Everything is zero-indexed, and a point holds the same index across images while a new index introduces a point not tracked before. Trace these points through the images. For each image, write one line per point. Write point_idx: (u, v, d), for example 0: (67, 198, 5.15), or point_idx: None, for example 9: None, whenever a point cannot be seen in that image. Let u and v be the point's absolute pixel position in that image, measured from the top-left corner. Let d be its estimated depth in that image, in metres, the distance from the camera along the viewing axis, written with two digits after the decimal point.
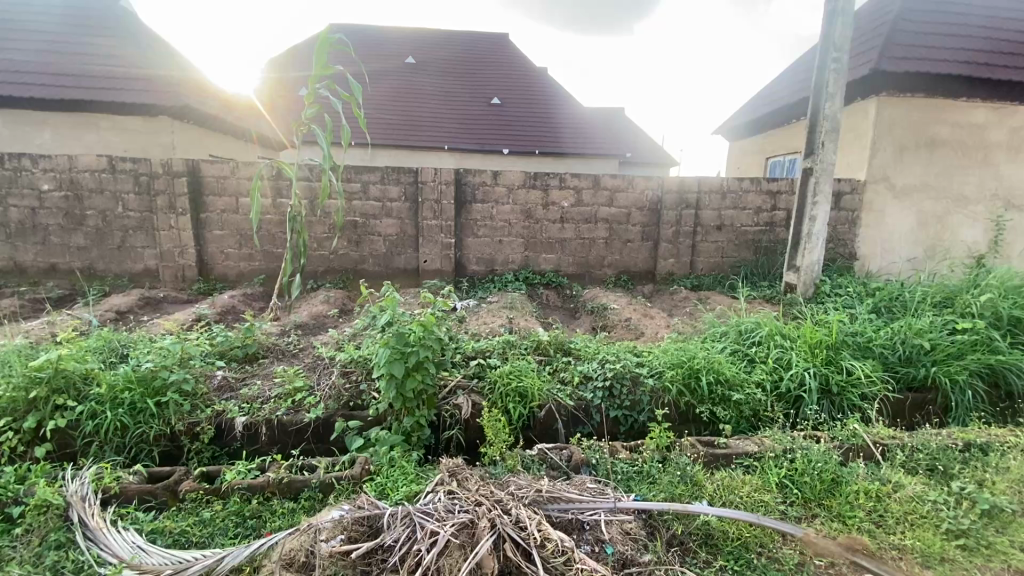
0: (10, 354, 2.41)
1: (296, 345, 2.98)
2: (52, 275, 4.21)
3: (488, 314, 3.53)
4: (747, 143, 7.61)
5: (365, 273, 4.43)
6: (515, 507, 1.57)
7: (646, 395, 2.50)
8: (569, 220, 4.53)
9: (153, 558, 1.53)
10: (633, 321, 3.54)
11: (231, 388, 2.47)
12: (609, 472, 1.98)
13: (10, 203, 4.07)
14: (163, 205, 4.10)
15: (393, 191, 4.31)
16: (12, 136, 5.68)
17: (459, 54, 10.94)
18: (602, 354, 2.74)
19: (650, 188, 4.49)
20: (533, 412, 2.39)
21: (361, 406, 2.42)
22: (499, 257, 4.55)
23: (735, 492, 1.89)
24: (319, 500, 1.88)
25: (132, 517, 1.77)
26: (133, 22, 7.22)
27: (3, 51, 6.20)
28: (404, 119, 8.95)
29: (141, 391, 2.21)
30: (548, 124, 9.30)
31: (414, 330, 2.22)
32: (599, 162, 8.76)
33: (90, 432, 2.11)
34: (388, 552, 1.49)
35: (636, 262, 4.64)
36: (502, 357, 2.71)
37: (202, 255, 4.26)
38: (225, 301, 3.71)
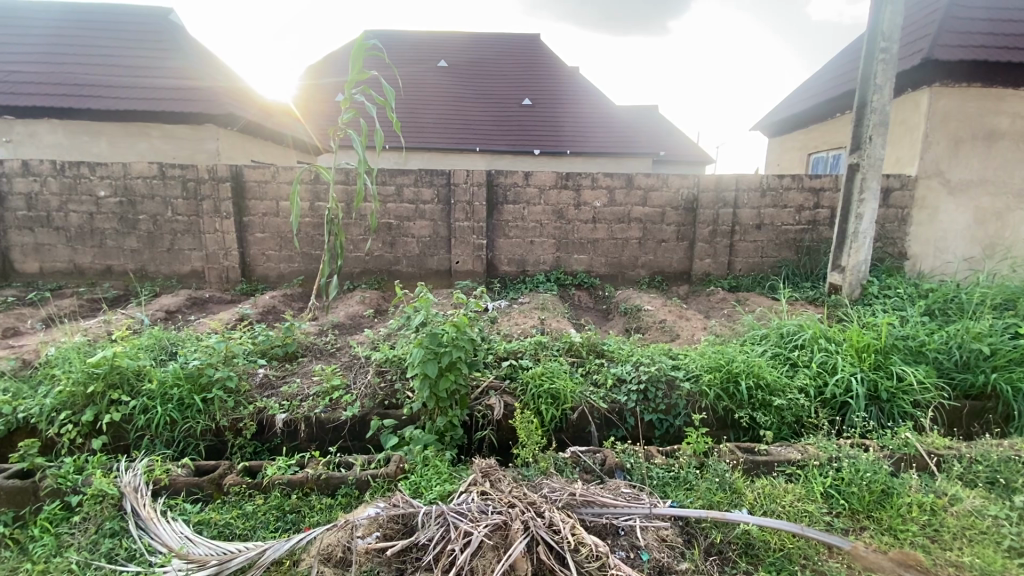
0: (70, 350, 2.56)
1: (333, 343, 3.05)
2: (108, 276, 4.45)
3: (520, 315, 3.52)
4: (788, 138, 7.34)
5: (399, 274, 4.51)
6: (548, 510, 1.56)
7: (682, 399, 2.44)
8: (601, 220, 4.47)
9: (199, 549, 1.59)
10: (668, 323, 3.47)
11: (273, 385, 2.55)
12: (644, 477, 1.94)
13: (71, 209, 4.33)
14: (209, 209, 4.28)
15: (426, 194, 4.36)
16: (72, 145, 6.03)
17: (489, 56, 10.97)
18: (636, 356, 2.69)
19: (685, 186, 4.39)
20: (566, 414, 2.37)
21: (395, 404, 2.45)
22: (531, 258, 4.54)
23: (777, 501, 1.82)
24: (356, 497, 1.92)
25: (180, 508, 1.86)
26: (182, 35, 7.58)
27: (63, 66, 6.61)
28: (436, 122, 9.04)
29: (188, 388, 2.31)
30: (579, 124, 9.24)
31: (448, 330, 2.23)
32: (631, 161, 8.63)
33: (142, 426, 2.22)
34: (423, 550, 1.51)
35: (670, 263, 4.54)
36: (534, 357, 2.70)
37: (245, 257, 4.42)
38: (266, 301, 3.84)
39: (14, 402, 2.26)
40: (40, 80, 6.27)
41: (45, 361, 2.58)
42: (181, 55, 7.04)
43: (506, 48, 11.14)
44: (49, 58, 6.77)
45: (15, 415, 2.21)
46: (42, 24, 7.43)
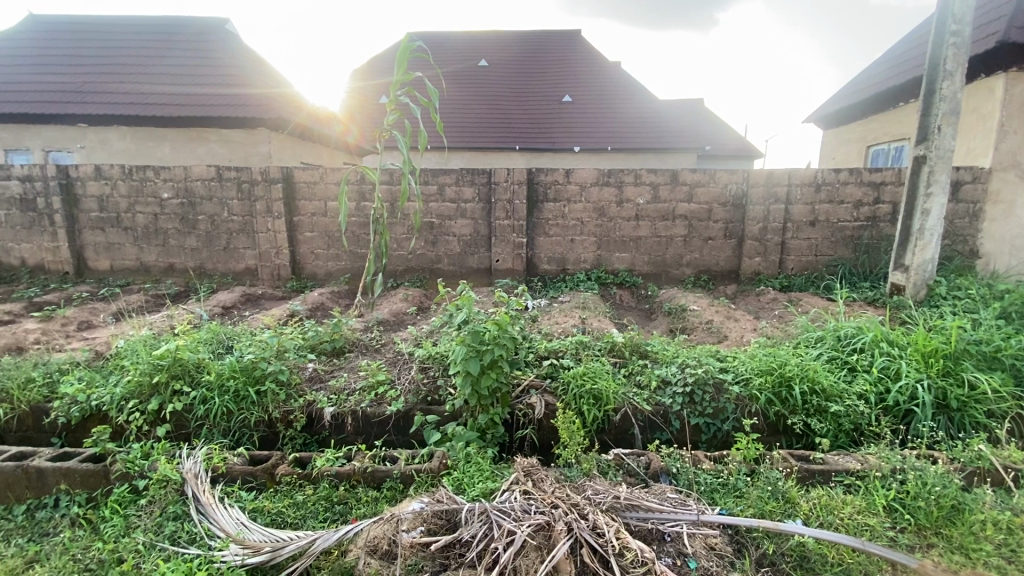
0: (137, 343, 2.73)
1: (378, 339, 3.12)
2: (171, 273, 4.73)
3: (560, 314, 3.49)
4: (845, 130, 6.96)
5: (441, 272, 4.56)
6: (592, 512, 1.54)
7: (731, 403, 2.35)
8: (644, 217, 4.38)
9: (254, 535, 1.66)
10: (715, 324, 3.36)
11: (321, 379, 2.63)
12: (691, 483, 1.88)
13: (137, 210, 4.62)
14: (262, 209, 4.47)
15: (468, 193, 4.40)
16: (138, 150, 6.45)
17: (530, 53, 10.94)
18: (681, 357, 2.61)
19: (733, 182, 4.24)
20: (608, 416, 2.33)
21: (438, 400, 2.48)
22: (571, 256, 4.50)
23: (835, 513, 1.73)
24: (401, 491, 1.95)
25: (236, 495, 1.94)
26: (237, 44, 7.97)
27: (131, 76, 7.09)
28: (477, 121, 9.10)
29: (243, 380, 2.41)
30: (621, 120, 9.08)
31: (489, 328, 2.24)
32: (675, 157, 8.41)
33: (201, 416, 2.34)
34: (466, 547, 1.52)
35: (717, 261, 4.40)
36: (576, 357, 2.66)
37: (295, 255, 4.59)
38: (315, 298, 3.98)
39: (88, 390, 2.44)
40: (110, 89, 6.75)
41: (116, 353, 2.77)
42: (237, 63, 7.41)
43: (546, 45, 11.07)
44: (120, 69, 7.26)
45: (90, 402, 2.37)
46: (110, 36, 7.99)
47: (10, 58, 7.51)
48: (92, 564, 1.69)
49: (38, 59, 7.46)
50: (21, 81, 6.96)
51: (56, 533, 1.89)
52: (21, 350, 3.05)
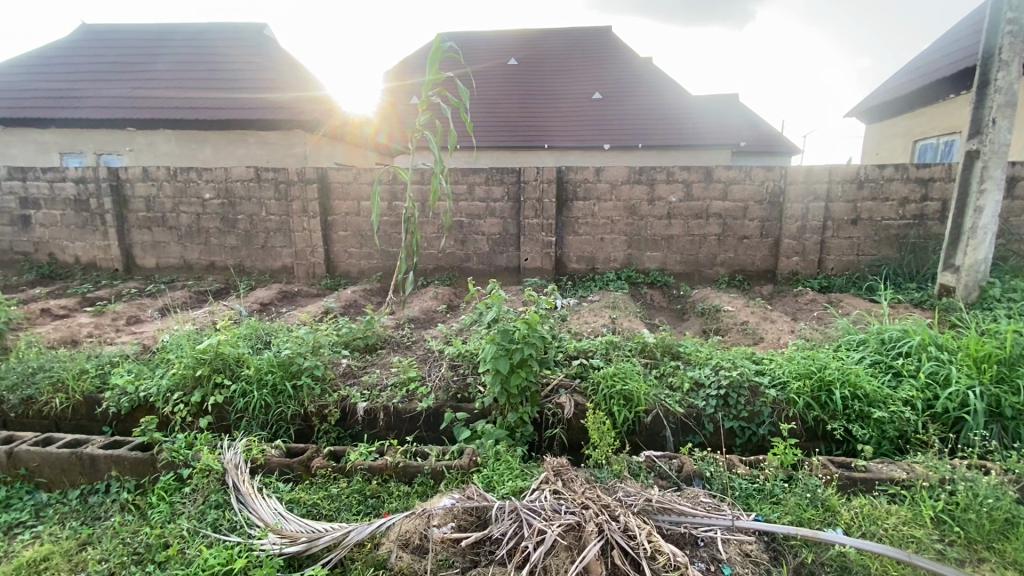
0: (182, 338, 2.85)
1: (409, 337, 3.17)
2: (212, 271, 4.91)
3: (589, 313, 3.46)
4: (890, 124, 6.66)
5: (470, 271, 4.59)
6: (623, 514, 1.52)
7: (767, 407, 2.29)
8: (676, 216, 4.30)
9: (292, 525, 1.71)
10: (750, 325, 3.27)
11: (355, 374, 2.69)
12: (725, 487, 1.85)
13: (182, 210, 4.81)
14: (298, 209, 4.60)
15: (497, 192, 4.41)
16: (182, 152, 6.74)
17: (560, 50, 10.87)
18: (715, 358, 2.56)
19: (770, 179, 4.12)
20: (639, 417, 2.30)
21: (468, 398, 2.50)
22: (601, 255, 4.45)
23: (879, 523, 1.66)
24: (431, 487, 1.98)
25: (273, 486, 2.01)
26: (274, 48, 8.23)
27: (176, 81, 7.42)
28: (506, 120, 9.11)
29: (281, 374, 2.49)
30: (652, 116, 8.94)
31: (519, 327, 2.24)
32: (708, 154, 8.24)
33: (241, 409, 2.42)
34: (496, 544, 1.52)
35: (752, 260, 4.29)
36: (606, 357, 2.64)
37: (329, 254, 4.70)
38: (348, 296, 4.07)
39: (136, 381, 2.56)
40: (157, 95, 7.07)
41: (162, 347, 2.90)
42: (274, 67, 7.66)
43: (576, 42, 10.97)
44: (165, 75, 7.60)
45: (138, 393, 2.49)
46: (157, 43, 8.38)
47: (65, 66, 7.93)
48: (140, 548, 1.78)
49: (90, 67, 7.86)
50: (75, 88, 7.36)
51: (107, 517, 1.99)
52: (76, 342, 3.23)
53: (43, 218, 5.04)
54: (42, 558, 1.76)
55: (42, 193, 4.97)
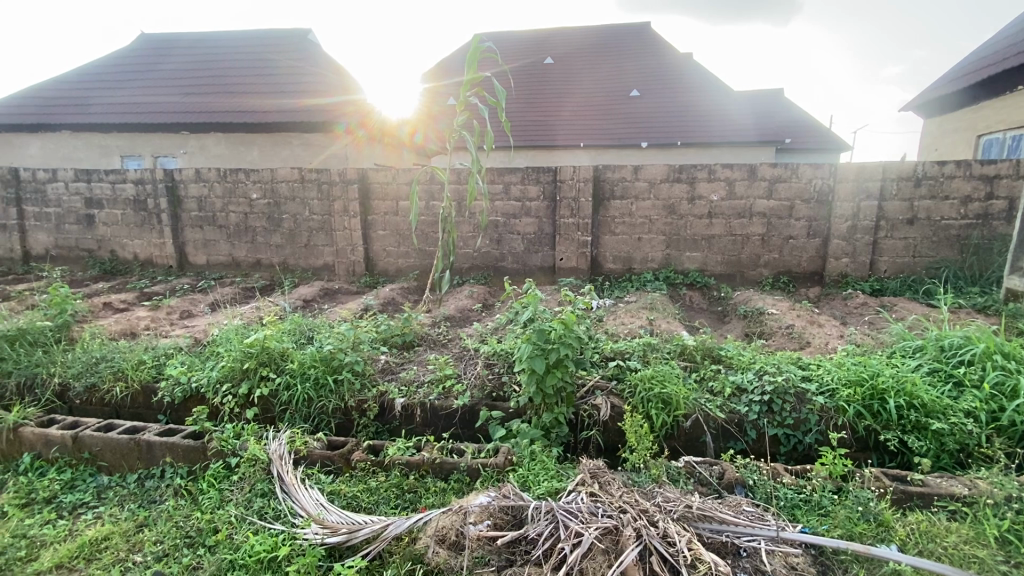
0: (231, 332, 2.97)
1: (445, 335, 3.22)
2: (258, 268, 5.11)
3: (626, 314, 3.41)
4: (950, 118, 6.28)
5: (505, 270, 4.60)
6: (662, 520, 1.49)
7: (814, 414, 2.20)
8: (718, 215, 4.18)
9: (333, 516, 1.75)
10: (796, 329, 3.15)
11: (393, 370, 2.75)
12: (770, 497, 1.79)
13: (230, 209, 5.03)
14: (339, 209, 4.72)
15: (533, 191, 4.41)
16: (231, 154, 7.05)
17: (598, 47, 10.75)
18: (759, 363, 2.47)
19: (818, 177, 3.96)
20: (678, 421, 2.24)
21: (503, 397, 2.51)
22: (638, 255, 4.38)
23: (937, 541, 1.56)
24: (467, 484, 1.99)
25: (315, 478, 2.07)
26: (316, 53, 8.52)
27: (226, 87, 7.79)
28: (542, 118, 9.09)
29: (323, 369, 2.56)
30: (692, 113, 8.73)
31: (555, 327, 2.23)
32: (750, 150, 8.05)
33: (285, 401, 2.49)
34: (531, 545, 1.52)
35: (798, 261, 4.12)
36: (643, 359, 2.59)
37: (368, 252, 4.81)
38: (387, 294, 4.15)
39: (189, 372, 2.69)
40: (208, 100, 7.45)
41: (213, 340, 3.03)
42: (317, 73, 7.96)
43: (613, 39, 10.80)
44: (216, 81, 7.99)
45: (190, 384, 2.62)
46: (206, 51, 8.81)
47: (125, 74, 8.42)
48: (192, 531, 1.88)
49: (148, 74, 8.33)
50: (134, 95, 7.82)
51: (162, 501, 2.10)
52: (134, 334, 3.42)
53: (105, 217, 5.36)
54: (103, 537, 1.87)
55: (105, 194, 5.29)
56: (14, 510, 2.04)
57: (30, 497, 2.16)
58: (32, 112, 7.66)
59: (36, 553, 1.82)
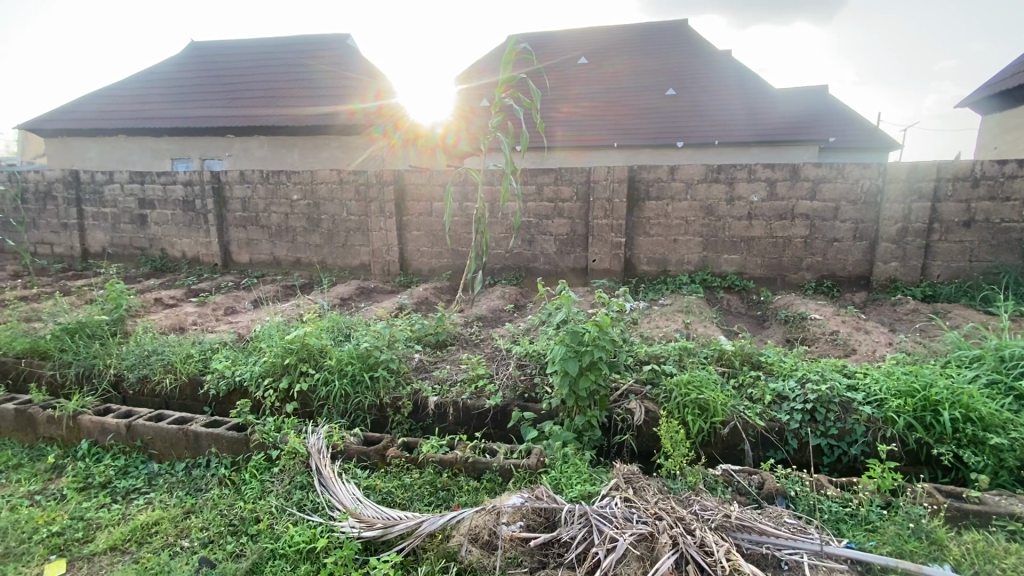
0: (273, 328, 3.08)
1: (478, 335, 3.25)
2: (298, 267, 5.26)
3: (661, 317, 3.36)
4: (1011, 114, 5.92)
5: (538, 271, 4.60)
6: (700, 529, 1.46)
7: (860, 425, 2.11)
8: (758, 216, 4.06)
9: (369, 511, 1.79)
10: (841, 336, 3.03)
11: (426, 369, 2.79)
12: (813, 509, 1.73)
13: (273, 210, 5.21)
14: (376, 209, 4.83)
15: (566, 192, 4.40)
16: (274, 156, 7.35)
17: (633, 44, 10.62)
18: (801, 370, 2.39)
19: (866, 177, 3.81)
20: (715, 428, 2.19)
21: (535, 398, 2.51)
22: (673, 257, 4.29)
23: (997, 562, 1.47)
24: (500, 484, 2.00)
25: (352, 472, 2.11)
26: (355, 58, 8.74)
27: (269, 91, 8.13)
28: (577, 118, 9.02)
29: (359, 366, 2.61)
30: (730, 111, 8.53)
31: (589, 329, 2.21)
32: (791, 149, 7.82)
33: (323, 397, 2.55)
34: (565, 547, 1.51)
35: (843, 265, 3.96)
36: (678, 364, 2.54)
37: (403, 252, 4.89)
38: (420, 293, 4.20)
39: (233, 367, 2.80)
40: (254, 105, 7.80)
41: (255, 336, 3.15)
42: (355, 77, 8.18)
43: (651, 36, 10.61)
44: (260, 87, 8.29)
45: (234, 377, 2.72)
46: (250, 56, 9.19)
47: (176, 81, 8.83)
48: (236, 520, 1.95)
49: (198, 81, 8.72)
50: (185, 101, 8.20)
51: (208, 489, 2.19)
52: (183, 329, 3.58)
53: (157, 217, 5.63)
54: (154, 522, 1.97)
55: (157, 195, 5.56)
56: (73, 493, 2.18)
57: (88, 481, 2.29)
58: (92, 118, 8.12)
59: (93, 535, 1.93)
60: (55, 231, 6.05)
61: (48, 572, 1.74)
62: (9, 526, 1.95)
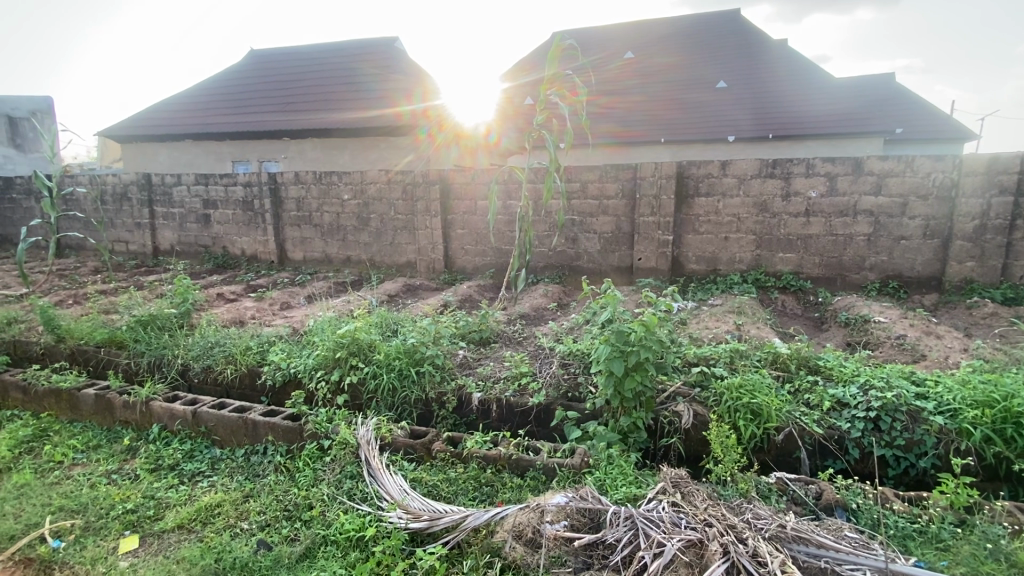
0: (325, 323, 3.20)
1: (521, 333, 3.25)
2: (348, 264, 5.44)
3: (712, 318, 3.26)
4: None
5: (582, 269, 4.55)
6: (752, 538, 1.41)
7: (930, 436, 1.98)
8: (816, 213, 3.86)
9: (416, 504, 1.83)
10: (908, 341, 2.84)
11: (471, 365, 2.83)
12: (876, 524, 1.63)
13: (325, 210, 5.41)
14: (422, 208, 4.93)
15: (611, 189, 4.34)
16: (326, 158, 7.63)
17: (681, 38, 10.29)
18: (864, 376, 2.25)
19: (938, 170, 3.55)
20: (769, 435, 2.10)
21: (579, 397, 2.49)
22: (724, 256, 4.13)
23: None
24: (543, 482, 2.01)
25: (399, 464, 2.17)
26: (405, 62, 8.95)
27: (323, 95, 8.45)
28: (621, 114, 8.84)
29: (406, 361, 2.67)
30: (784, 104, 8.16)
31: (636, 329, 2.16)
32: (853, 142, 7.47)
33: (372, 390, 2.63)
34: (610, 549, 1.50)
35: (911, 265, 3.71)
36: (729, 366, 2.45)
37: (448, 250, 4.96)
38: (465, 291, 4.26)
39: (288, 359, 2.94)
40: (309, 109, 8.15)
41: (309, 330, 3.29)
42: (404, 80, 8.39)
43: (705, 28, 10.25)
44: (315, 92, 8.63)
45: (289, 369, 2.85)
46: (306, 62, 9.60)
47: (238, 88, 9.32)
48: (291, 506, 2.05)
49: (258, 88, 9.16)
50: (246, 108, 8.65)
51: (265, 475, 2.31)
52: (242, 322, 3.78)
53: (219, 217, 5.97)
54: (216, 504, 2.10)
55: (220, 196, 5.89)
56: (146, 474, 2.35)
57: (158, 463, 2.46)
58: (163, 124, 8.70)
59: (162, 514, 2.08)
60: (130, 230, 6.53)
61: (123, 547, 1.90)
62: (90, 502, 2.14)
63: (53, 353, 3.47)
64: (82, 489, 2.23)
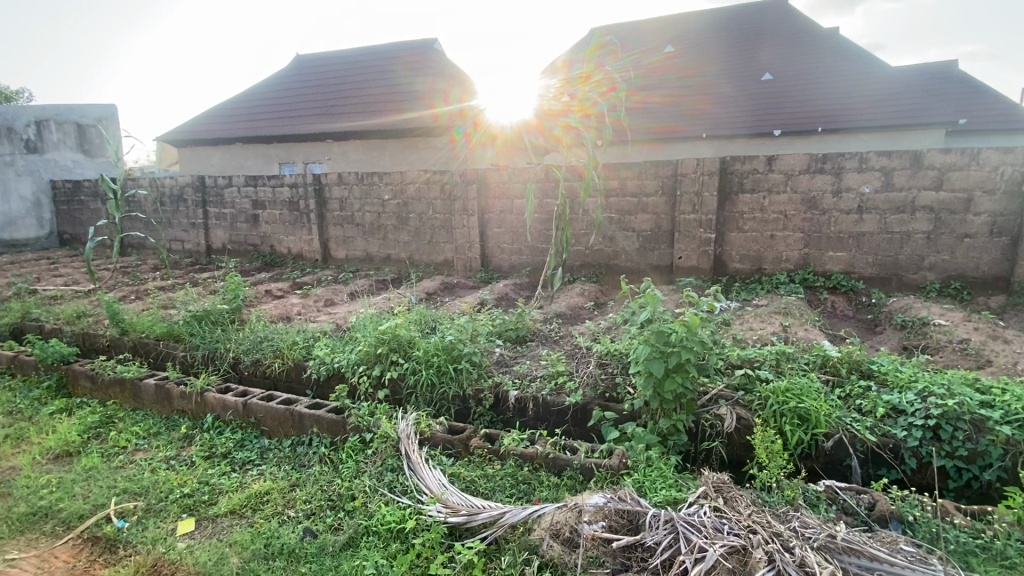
0: (367, 320, 3.29)
1: (557, 332, 3.25)
2: (388, 262, 5.56)
3: (756, 319, 3.16)
4: None
5: (619, 268, 4.50)
6: (799, 547, 1.36)
7: (996, 447, 1.86)
8: (870, 209, 3.68)
9: (454, 498, 1.87)
10: (972, 346, 2.67)
11: (507, 363, 2.85)
12: (935, 538, 1.55)
13: (366, 209, 5.55)
14: (460, 208, 4.99)
15: (651, 186, 4.26)
16: (367, 158, 7.83)
17: (722, 30, 10.00)
18: (922, 382, 2.13)
19: (1007, 163, 3.32)
20: (817, 441, 2.01)
21: (617, 398, 2.47)
22: (769, 254, 3.99)
23: None
24: (580, 482, 2.01)
25: (438, 459, 2.21)
26: (444, 64, 9.08)
27: (365, 98, 8.67)
28: (659, 109, 8.66)
29: (445, 358, 2.71)
30: (833, 96, 7.81)
31: (677, 330, 2.12)
32: (910, 135, 7.06)
33: (411, 386, 2.68)
34: (648, 552, 1.48)
35: (975, 265, 3.48)
36: (775, 369, 2.37)
37: (485, 249, 5.00)
38: (502, 289, 4.29)
39: (332, 354, 3.03)
40: (351, 112, 8.39)
41: (352, 327, 3.39)
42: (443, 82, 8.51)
43: (749, 19, 9.91)
44: (357, 94, 8.86)
45: (333, 364, 2.94)
46: (348, 66, 9.86)
47: (286, 93, 9.68)
48: (334, 496, 2.12)
49: (304, 92, 9.49)
50: (293, 111, 8.98)
51: (310, 465, 2.40)
52: (289, 318, 3.93)
53: (267, 217, 6.22)
54: (266, 492, 2.20)
55: (268, 197, 6.15)
56: (201, 461, 2.49)
57: (212, 451, 2.60)
58: (216, 129, 9.14)
59: (216, 499, 2.19)
60: (185, 230, 6.90)
61: (181, 528, 2.02)
62: (151, 486, 2.28)
63: (117, 345, 3.70)
64: (144, 473, 2.39)
